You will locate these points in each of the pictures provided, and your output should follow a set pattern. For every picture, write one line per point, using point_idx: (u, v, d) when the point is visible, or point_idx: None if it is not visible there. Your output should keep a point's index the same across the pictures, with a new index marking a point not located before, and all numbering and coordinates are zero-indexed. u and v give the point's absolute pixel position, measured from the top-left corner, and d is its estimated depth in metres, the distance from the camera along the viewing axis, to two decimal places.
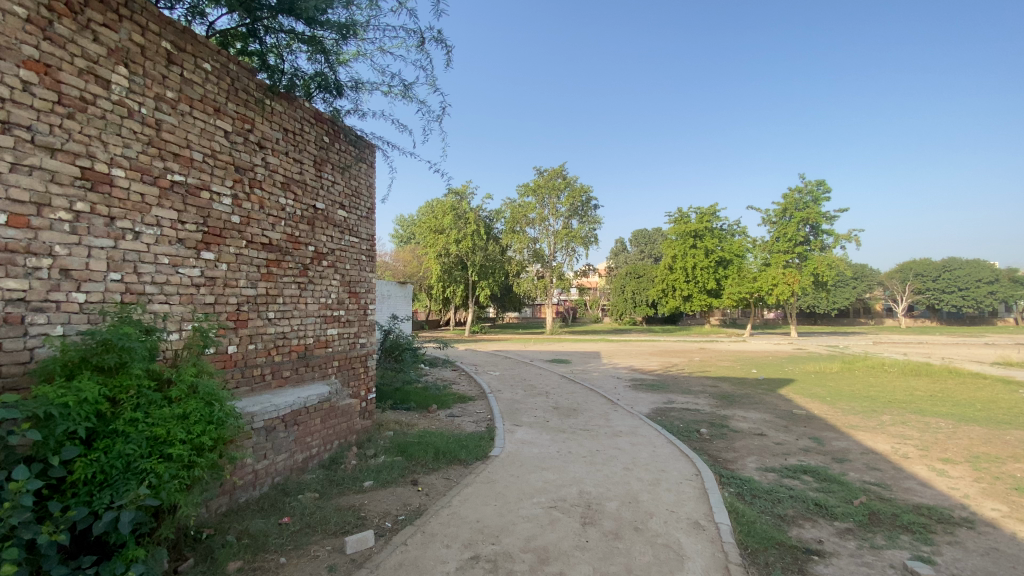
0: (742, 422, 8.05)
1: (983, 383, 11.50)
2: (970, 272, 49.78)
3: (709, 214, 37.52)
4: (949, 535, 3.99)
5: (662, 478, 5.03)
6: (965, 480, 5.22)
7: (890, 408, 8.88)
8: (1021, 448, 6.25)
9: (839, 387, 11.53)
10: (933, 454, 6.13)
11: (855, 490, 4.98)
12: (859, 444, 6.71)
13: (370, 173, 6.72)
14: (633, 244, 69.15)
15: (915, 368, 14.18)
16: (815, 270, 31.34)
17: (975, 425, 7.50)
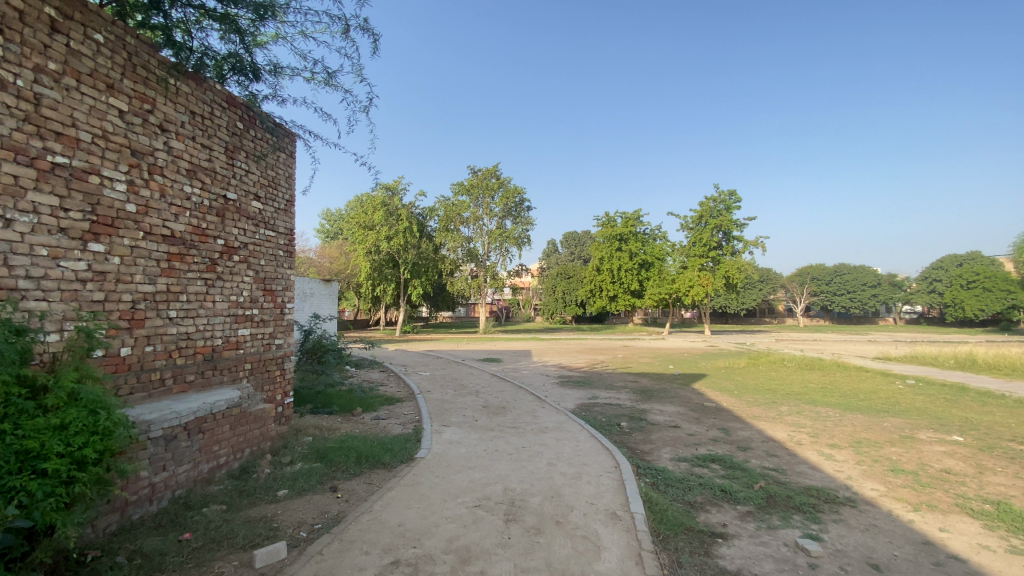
0: (659, 415, 8.52)
1: (864, 376, 12.96)
2: (857, 276, 55.96)
3: (634, 219, 39.36)
4: (835, 514, 4.43)
5: (584, 472, 5.20)
6: (848, 463, 5.85)
7: (788, 400, 9.77)
8: (892, 433, 7.11)
9: (746, 380, 12.53)
10: (822, 440, 6.82)
11: (755, 476, 5.42)
12: (760, 433, 7.33)
13: (290, 164, 6.36)
14: (564, 246, 71.00)
15: (809, 363, 15.71)
16: (727, 273, 33.76)
17: (857, 413, 8.43)
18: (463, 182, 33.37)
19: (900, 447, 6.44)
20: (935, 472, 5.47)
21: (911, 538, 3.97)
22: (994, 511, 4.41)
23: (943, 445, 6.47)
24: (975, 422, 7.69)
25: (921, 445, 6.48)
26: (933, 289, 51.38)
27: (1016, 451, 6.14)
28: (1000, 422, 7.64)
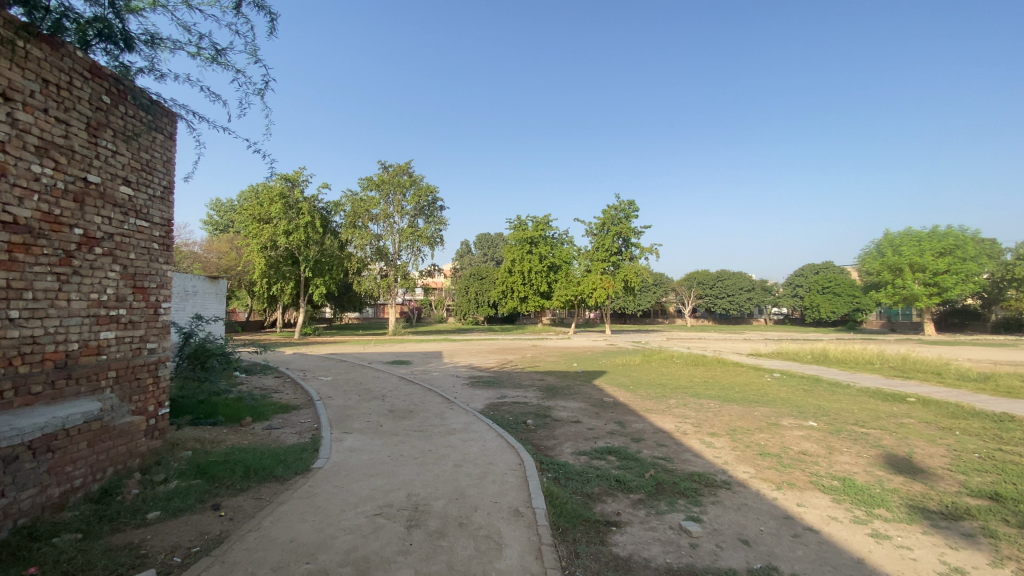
0: (562, 412, 8.88)
1: (740, 370, 14.51)
2: (735, 281, 62.31)
3: (544, 223, 40.57)
4: (713, 496, 4.91)
5: (489, 472, 5.24)
6: (726, 449, 6.50)
7: (676, 393, 10.65)
8: (761, 420, 8.03)
9: (641, 376, 13.46)
10: (704, 429, 7.51)
11: (646, 465, 5.84)
12: (652, 424, 7.92)
13: (168, 146, 5.70)
14: (477, 247, 71.23)
15: (696, 359, 17.25)
16: (626, 276, 35.98)
17: (733, 404, 9.41)
18: (372, 177, 32.17)
19: (768, 433, 7.29)
20: (794, 454, 6.26)
21: (775, 514, 4.50)
22: (840, 485, 5.15)
23: (800, 430, 7.43)
24: (824, 408, 8.94)
25: (784, 430, 7.39)
26: (796, 294, 58.87)
27: (855, 432, 7.23)
28: (842, 408, 8.96)
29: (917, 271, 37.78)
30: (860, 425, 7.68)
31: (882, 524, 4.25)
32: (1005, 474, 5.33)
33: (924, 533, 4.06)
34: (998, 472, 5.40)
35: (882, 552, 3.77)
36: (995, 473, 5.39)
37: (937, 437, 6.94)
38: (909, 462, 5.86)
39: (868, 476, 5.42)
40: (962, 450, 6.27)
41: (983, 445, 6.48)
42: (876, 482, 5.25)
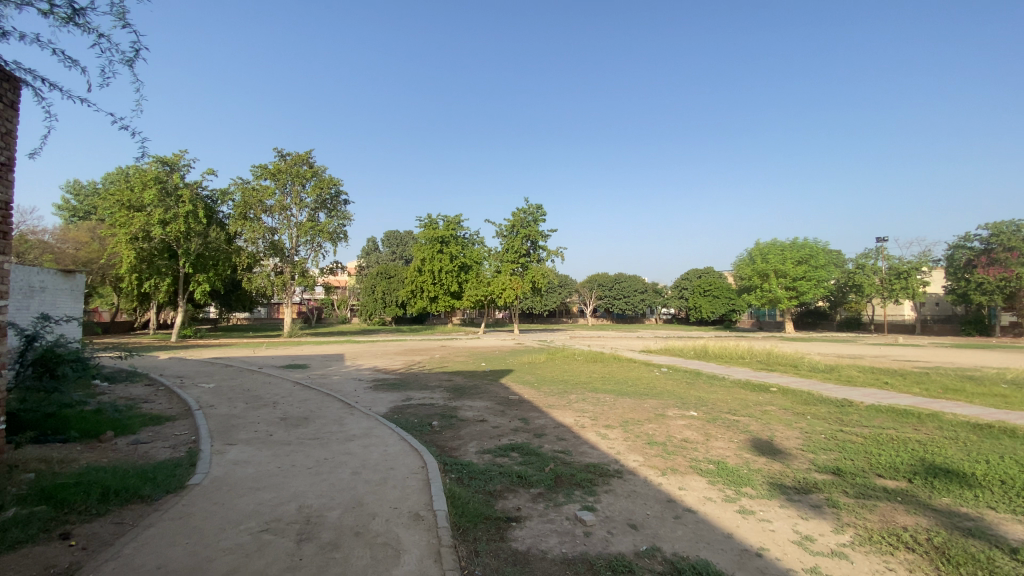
0: (468, 411, 8.90)
1: (635, 366, 15.58)
2: (632, 283, 66.66)
3: (454, 222, 40.40)
4: (606, 485, 5.21)
5: (389, 477, 5.09)
6: (619, 440, 6.92)
7: (577, 389, 11.15)
8: (651, 412, 8.68)
9: (544, 374, 13.90)
10: (601, 422, 7.95)
11: (547, 459, 6.04)
12: (554, 420, 8.22)
13: (6, 117, 4.83)
14: (384, 244, 69.01)
15: (596, 356, 18.22)
16: (534, 278, 36.97)
17: (628, 397, 10.06)
18: (267, 165, 29.85)
19: (656, 423, 7.89)
20: (678, 442, 6.84)
21: (660, 498, 4.88)
22: (715, 468, 5.73)
23: (684, 419, 8.14)
24: (705, 399, 9.88)
25: (670, 421, 8.05)
26: (682, 295, 64.45)
27: (729, 420, 8.09)
28: (719, 398, 9.97)
29: (780, 276, 43.08)
30: (733, 413, 8.61)
31: (749, 501, 4.79)
32: (841, 451, 6.28)
33: (780, 507, 4.64)
34: (837, 449, 6.36)
35: (748, 526, 4.24)
36: (834, 451, 6.33)
37: (792, 421, 7.99)
38: (771, 445, 6.68)
39: (738, 459, 6.09)
40: (811, 432, 7.29)
41: (827, 426, 7.58)
42: (744, 463, 5.91)
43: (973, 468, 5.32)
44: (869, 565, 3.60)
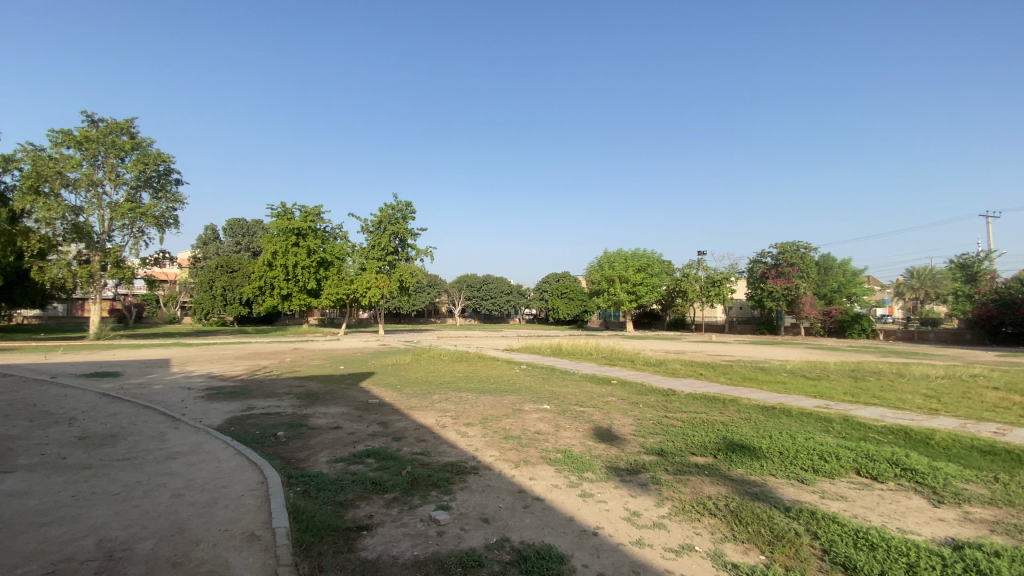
0: (321, 418, 8.32)
1: (497, 364, 16.10)
2: (497, 285, 68.69)
3: (313, 214, 37.57)
4: (461, 483, 5.30)
5: (220, 497, 4.54)
6: (477, 437, 7.10)
7: (439, 389, 11.15)
8: (509, 408, 9.06)
9: (407, 375, 13.63)
10: (461, 420, 8.06)
11: (404, 462, 5.95)
12: (413, 421, 8.10)
13: None
14: (227, 234, 61.24)
15: (460, 355, 18.40)
16: (400, 276, 36.07)
17: (488, 395, 10.37)
18: (70, 131, 24.56)
19: (513, 418, 8.27)
20: (532, 435, 7.25)
21: (511, 490, 5.12)
22: (562, 457, 6.19)
23: (538, 413, 8.66)
24: (557, 393, 10.62)
25: (526, 414, 8.50)
26: (543, 297, 68.22)
27: (577, 411, 8.82)
28: (570, 392, 10.80)
29: (624, 281, 48.11)
30: (581, 405, 9.40)
31: (589, 485, 5.27)
32: (665, 434, 7.25)
33: (615, 487, 5.19)
34: (662, 433, 7.32)
35: (587, 508, 4.67)
36: (660, 434, 7.29)
37: (629, 410, 9.02)
38: (610, 432, 7.44)
39: (582, 447, 6.66)
40: (643, 418, 8.29)
41: (655, 413, 8.70)
42: (587, 451, 6.49)
43: (758, 442, 6.56)
44: (680, 531, 4.20)
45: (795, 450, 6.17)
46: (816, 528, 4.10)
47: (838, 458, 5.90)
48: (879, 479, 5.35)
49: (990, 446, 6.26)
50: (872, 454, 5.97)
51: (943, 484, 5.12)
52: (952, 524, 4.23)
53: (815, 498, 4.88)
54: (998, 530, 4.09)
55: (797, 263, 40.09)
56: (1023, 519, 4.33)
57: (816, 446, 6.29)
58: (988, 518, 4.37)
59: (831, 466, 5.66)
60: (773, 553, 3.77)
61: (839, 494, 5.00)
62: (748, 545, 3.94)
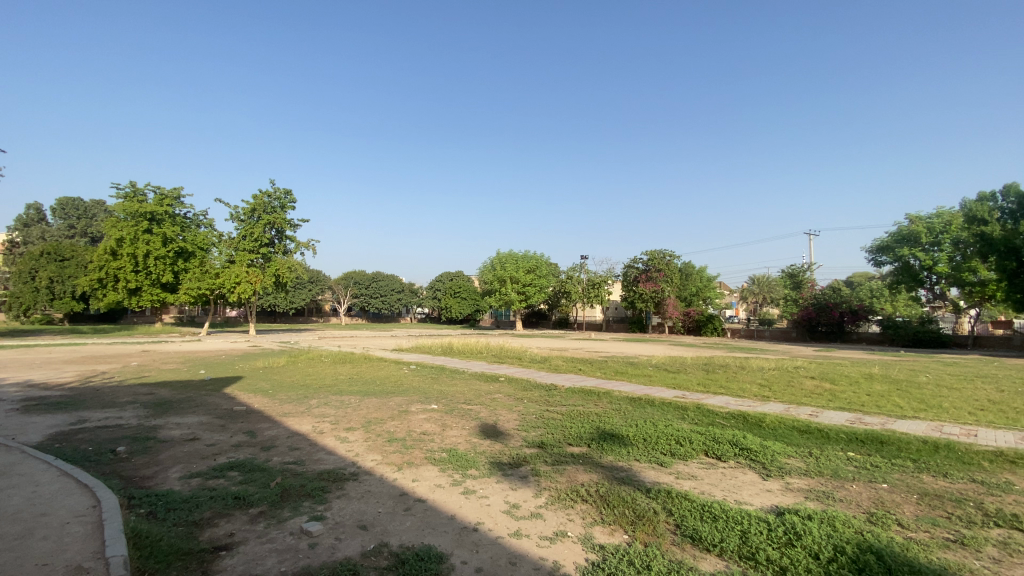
0: (174, 429, 7.34)
1: (383, 364, 15.56)
2: (386, 283, 66.52)
3: (171, 197, 33.10)
4: (338, 491, 5.04)
5: (37, 526, 3.80)
6: (358, 442, 6.80)
7: (318, 393, 10.48)
8: (394, 409, 8.83)
9: (282, 379, 12.60)
10: (342, 425, 7.67)
11: (273, 473, 5.49)
12: (286, 429, 7.51)
13: None
14: (56, 215, 51.76)
15: (343, 356, 17.45)
16: (277, 271, 33.26)
17: (373, 397, 10.00)
18: None
19: (398, 420, 8.07)
20: (417, 436, 7.14)
21: (392, 494, 4.99)
22: (447, 456, 6.19)
23: (424, 413, 8.56)
24: (445, 392, 10.59)
25: (411, 416, 8.35)
26: (434, 296, 67.46)
27: (464, 409, 8.88)
28: (458, 390, 10.84)
29: (514, 282, 49.52)
30: (468, 402, 9.48)
31: (472, 482, 5.34)
32: (546, 427, 7.61)
33: (496, 482, 5.32)
34: (543, 426, 7.68)
35: (468, 505, 4.72)
36: (541, 427, 7.63)
37: (514, 405, 9.30)
38: (495, 428, 7.62)
39: (467, 444, 6.72)
40: (526, 413, 8.62)
41: (538, 407, 9.09)
42: (471, 448, 6.56)
43: (627, 431, 7.17)
44: (555, 519, 4.44)
45: (657, 437, 6.85)
46: (671, 506, 4.58)
47: (690, 441, 6.66)
48: (723, 459, 6.15)
49: (806, 425, 7.52)
50: (718, 437, 6.83)
51: (771, 460, 6.04)
52: (777, 494, 5.02)
53: (672, 479, 5.46)
54: (809, 496, 4.93)
55: (663, 268, 44.53)
56: (826, 485, 5.28)
57: (674, 432, 7.05)
58: (803, 487, 5.24)
59: (685, 450, 6.37)
60: (635, 532, 4.14)
61: (691, 474, 5.65)
62: (614, 527, 4.29)
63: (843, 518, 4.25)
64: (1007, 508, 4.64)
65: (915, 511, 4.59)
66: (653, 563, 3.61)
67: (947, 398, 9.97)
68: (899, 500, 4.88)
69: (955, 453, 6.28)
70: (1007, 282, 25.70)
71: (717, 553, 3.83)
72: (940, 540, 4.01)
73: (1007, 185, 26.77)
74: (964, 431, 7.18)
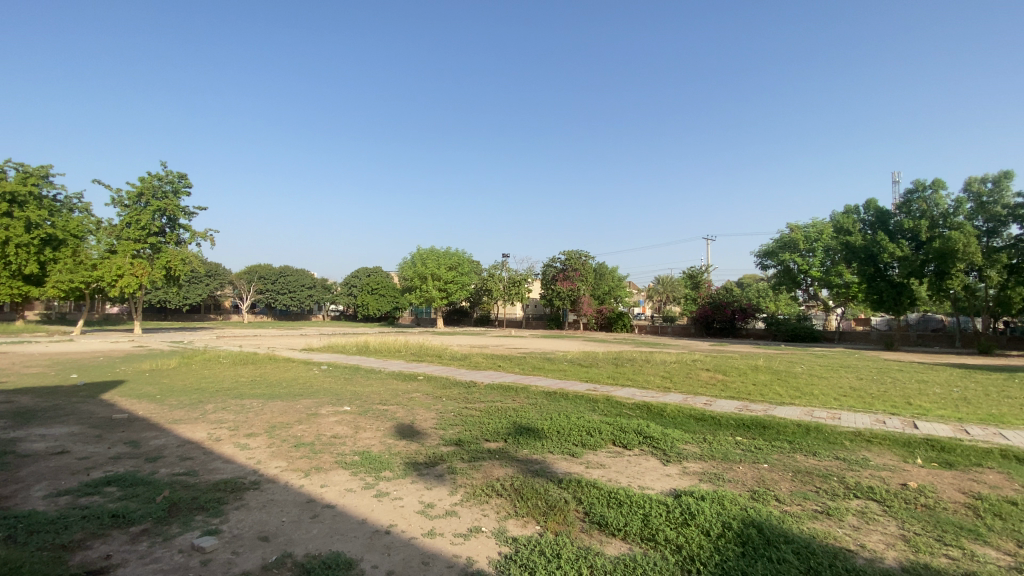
0: (36, 442, 6.38)
1: (290, 365, 14.64)
2: (297, 278, 62.73)
3: (36, 177, 28.98)
4: (237, 501, 4.68)
5: None
6: (261, 448, 6.35)
7: (216, 397, 9.64)
8: (302, 413, 8.35)
9: (173, 382, 11.43)
10: (242, 431, 7.11)
11: (160, 487, 4.96)
12: (177, 437, 6.83)
13: None
14: None
15: (245, 357, 16.17)
16: (168, 263, 30.13)
17: (278, 400, 9.38)
18: None
19: (306, 424, 7.65)
20: (327, 439, 6.81)
21: (299, 501, 4.72)
22: (358, 459, 5.97)
23: (336, 415, 8.20)
24: (359, 393, 10.22)
25: (321, 419, 7.95)
26: (350, 292, 64.69)
27: (379, 410, 8.62)
28: (373, 390, 10.50)
29: (435, 279, 48.88)
30: (383, 403, 9.22)
31: (386, 484, 5.20)
32: (463, 424, 7.62)
33: (411, 483, 5.23)
34: (460, 423, 7.67)
35: (381, 508, 4.59)
36: (459, 425, 7.62)
37: (431, 404, 9.19)
38: (411, 427, 7.48)
39: (381, 446, 6.53)
40: (444, 411, 8.56)
41: (456, 405, 9.06)
42: (386, 450, 6.38)
43: (541, 424, 7.38)
44: (470, 515, 4.46)
45: (570, 428, 7.13)
46: (581, 495, 4.79)
47: (600, 432, 7.00)
48: (629, 447, 6.53)
49: (701, 413, 8.20)
50: (625, 427, 7.25)
51: (671, 446, 6.51)
52: (675, 477, 5.43)
53: (582, 469, 5.70)
54: (703, 478, 5.39)
55: (580, 268, 46.35)
56: (717, 467, 5.79)
57: (585, 424, 7.37)
58: (698, 470, 5.71)
59: (595, 440, 6.69)
60: (547, 522, 4.28)
61: (599, 463, 5.94)
62: (527, 519, 4.39)
63: (731, 497, 4.69)
64: (861, 481, 5.38)
65: (790, 486, 5.18)
66: (563, 552, 3.75)
67: (818, 387, 11.36)
68: (777, 477, 5.48)
69: (822, 434, 7.18)
70: (866, 285, 29.81)
71: (621, 536, 4.06)
72: (810, 512, 4.56)
73: (868, 200, 30.97)
74: (829, 415, 8.22)
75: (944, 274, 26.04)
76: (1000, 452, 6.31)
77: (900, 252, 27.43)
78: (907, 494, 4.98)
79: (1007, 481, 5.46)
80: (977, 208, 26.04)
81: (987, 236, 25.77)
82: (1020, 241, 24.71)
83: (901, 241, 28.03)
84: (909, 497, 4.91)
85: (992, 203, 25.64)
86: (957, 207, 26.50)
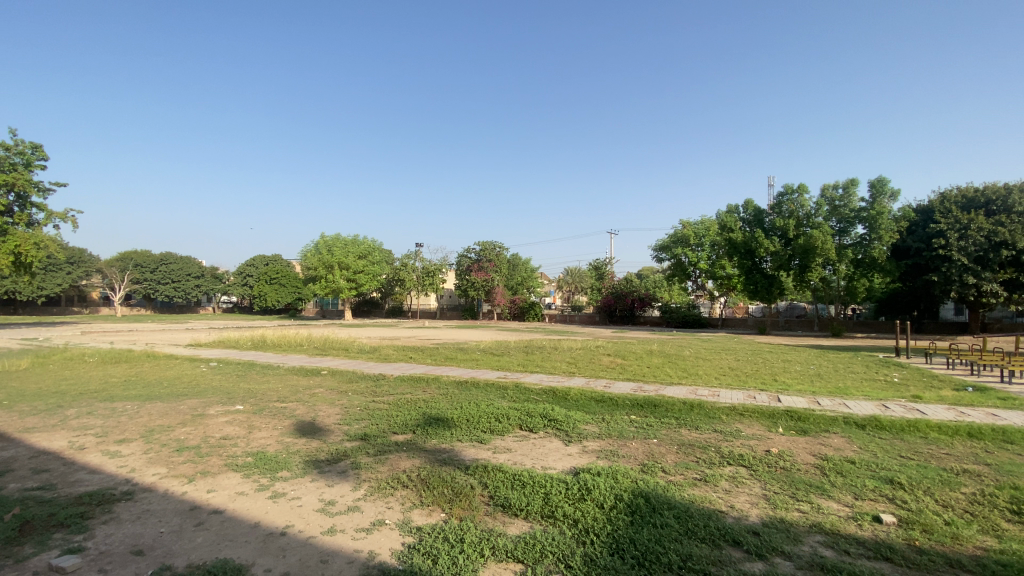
0: None
1: (173, 363, 13.26)
2: (182, 266, 56.87)
3: None
4: (105, 515, 4.19)
5: None
6: (135, 455, 5.71)
7: (81, 400, 8.48)
8: (187, 414, 7.65)
9: (23, 386, 9.80)
10: (112, 438, 6.34)
11: (8, 504, 4.30)
12: (29, 448, 5.94)
13: None
14: None
15: (116, 355, 14.28)
16: (18, 246, 25.50)
17: (158, 401, 8.49)
18: None
19: (191, 426, 7.01)
20: (215, 441, 6.31)
21: (181, 510, 4.34)
22: (251, 460, 5.60)
23: (226, 415, 7.58)
24: (254, 391, 9.51)
25: (209, 420, 7.30)
26: (246, 283, 59.51)
27: (276, 408, 8.12)
28: (270, 388, 9.86)
29: (343, 268, 46.58)
30: (281, 400, 8.71)
31: (282, 485, 4.93)
32: (370, 418, 7.42)
33: (311, 482, 5.01)
34: (366, 418, 7.46)
35: (275, 509, 4.35)
36: (365, 420, 7.40)
37: (335, 399, 8.83)
38: (313, 425, 7.14)
39: (278, 446, 6.15)
40: (349, 406, 8.28)
41: (363, 399, 8.79)
42: (283, 449, 6.03)
43: (451, 413, 7.42)
44: (373, 509, 4.38)
45: (478, 416, 7.25)
46: (487, 479, 4.90)
47: (507, 417, 7.22)
48: (533, 430, 6.79)
49: (602, 395, 8.74)
50: (531, 411, 7.50)
51: (573, 427, 6.88)
52: (575, 456, 5.75)
53: (489, 454, 5.83)
54: (600, 455, 5.77)
55: (493, 259, 46.86)
56: (612, 444, 6.23)
57: (493, 410, 7.53)
58: (596, 448, 6.11)
59: (503, 426, 6.88)
60: (452, 509, 4.33)
61: (506, 447, 6.11)
62: (432, 508, 4.41)
63: (624, 471, 5.07)
64: (734, 449, 6.07)
65: (676, 458, 5.72)
66: (466, 536, 3.83)
67: (703, 368, 12.55)
68: (664, 451, 6.00)
69: (703, 410, 7.97)
70: (745, 276, 33.35)
71: (523, 516, 4.23)
72: (691, 480, 5.07)
73: (747, 200, 34.46)
74: (710, 392, 9.17)
75: (806, 267, 29.91)
76: (842, 418, 7.44)
77: (773, 248, 30.98)
78: (770, 459, 5.71)
79: (847, 443, 6.46)
80: (832, 210, 30.03)
81: (839, 235, 29.86)
82: (863, 240, 28.98)
83: (772, 237, 31.52)
84: (772, 462, 5.63)
85: (842, 206, 29.74)
86: (817, 209, 30.38)
